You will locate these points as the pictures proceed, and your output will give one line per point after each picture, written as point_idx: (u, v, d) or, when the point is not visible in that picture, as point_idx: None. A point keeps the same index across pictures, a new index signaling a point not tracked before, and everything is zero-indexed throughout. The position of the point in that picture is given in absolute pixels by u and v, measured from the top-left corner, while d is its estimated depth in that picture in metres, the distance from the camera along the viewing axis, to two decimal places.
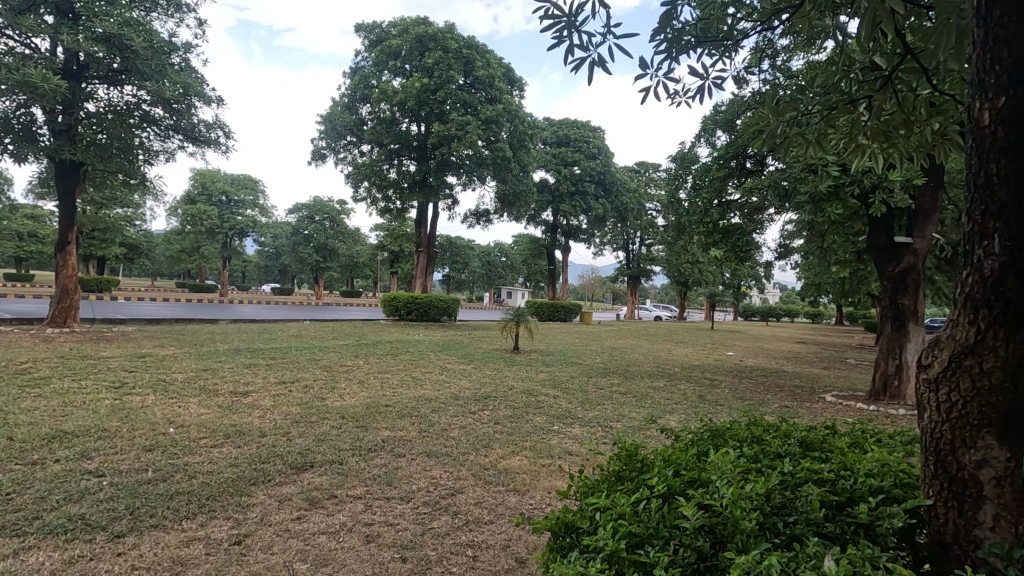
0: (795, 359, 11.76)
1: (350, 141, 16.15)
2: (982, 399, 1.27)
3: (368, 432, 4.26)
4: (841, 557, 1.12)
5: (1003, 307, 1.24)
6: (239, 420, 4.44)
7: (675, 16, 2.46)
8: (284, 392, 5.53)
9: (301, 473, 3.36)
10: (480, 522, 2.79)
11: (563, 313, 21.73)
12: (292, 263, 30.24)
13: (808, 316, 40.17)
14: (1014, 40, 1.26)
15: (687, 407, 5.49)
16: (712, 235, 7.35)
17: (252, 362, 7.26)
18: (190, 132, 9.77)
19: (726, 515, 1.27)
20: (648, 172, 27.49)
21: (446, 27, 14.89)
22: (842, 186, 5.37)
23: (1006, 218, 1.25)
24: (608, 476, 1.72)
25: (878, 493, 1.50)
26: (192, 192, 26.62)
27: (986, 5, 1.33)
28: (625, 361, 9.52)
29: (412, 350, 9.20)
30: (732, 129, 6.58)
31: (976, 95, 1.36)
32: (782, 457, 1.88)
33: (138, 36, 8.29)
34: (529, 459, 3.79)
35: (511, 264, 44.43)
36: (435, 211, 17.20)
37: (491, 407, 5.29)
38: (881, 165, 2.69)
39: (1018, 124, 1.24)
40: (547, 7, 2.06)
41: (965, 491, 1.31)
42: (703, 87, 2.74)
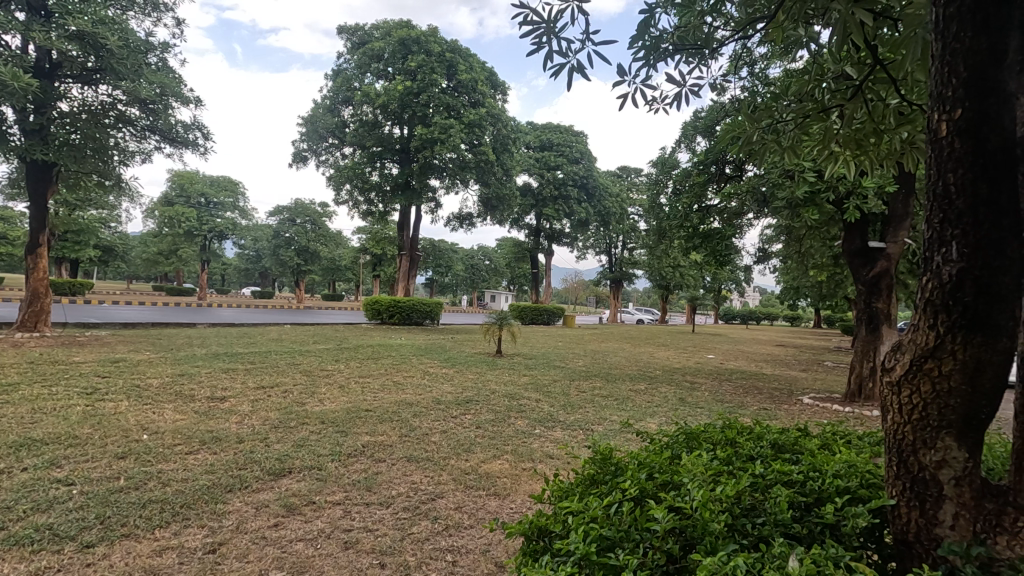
0: (774, 361, 11.94)
1: (332, 143, 16.06)
2: (942, 401, 1.32)
3: (348, 437, 4.22)
4: (805, 557, 1.14)
5: (962, 313, 1.28)
6: (215, 426, 4.37)
7: (653, 23, 2.49)
8: (263, 397, 5.46)
9: (279, 479, 3.31)
10: (459, 527, 2.78)
11: (547, 316, 21.85)
12: (273, 266, 29.93)
13: (786, 317, 40.82)
14: (968, 54, 1.32)
15: (667, 410, 5.55)
16: (692, 239, 7.46)
17: (230, 366, 7.19)
18: (167, 133, 9.67)
19: (696, 518, 1.29)
20: (630, 176, 27.82)
21: (429, 30, 14.89)
22: (818, 192, 5.49)
23: (964, 226, 1.29)
24: (582, 479, 1.72)
25: (845, 493, 1.53)
26: (170, 193, 26.26)
27: (944, 21, 1.38)
28: (606, 364, 9.59)
29: (394, 354, 9.15)
30: (711, 135, 6.65)
31: (933, 105, 1.41)
32: (754, 459, 1.91)
33: (113, 36, 8.11)
34: (511, 463, 3.79)
35: (494, 267, 44.50)
36: (418, 214, 17.19)
37: (473, 411, 5.29)
38: (852, 172, 2.77)
39: (974, 134, 1.29)
40: (526, 12, 2.07)
41: (926, 490, 1.34)
42: (681, 94, 2.79)
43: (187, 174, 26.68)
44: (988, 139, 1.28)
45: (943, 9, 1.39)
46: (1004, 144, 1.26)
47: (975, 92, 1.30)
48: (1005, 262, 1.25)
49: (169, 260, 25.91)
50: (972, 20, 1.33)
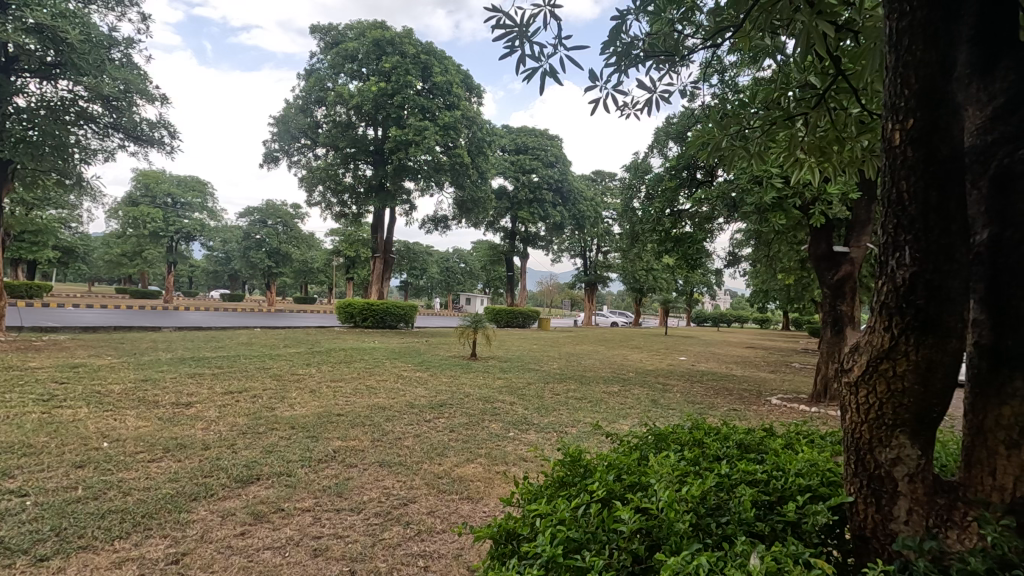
0: (744, 363, 12.21)
1: (304, 144, 15.82)
2: (896, 401, 1.37)
3: (319, 442, 4.15)
4: (765, 554, 1.16)
5: (914, 315, 1.33)
6: (180, 433, 4.24)
7: (625, 29, 2.53)
8: (230, 403, 5.33)
9: (246, 487, 3.23)
10: (432, 532, 2.76)
11: (521, 319, 21.90)
12: (243, 268, 29.30)
13: (756, 320, 41.72)
14: (920, 67, 1.37)
15: (640, 412, 5.60)
16: (665, 243, 7.58)
17: (197, 370, 7.01)
18: (131, 131, 9.43)
19: (662, 518, 1.31)
20: (604, 181, 28.23)
21: (403, 32, 14.80)
22: (785, 198, 5.61)
23: (915, 232, 1.35)
24: (551, 482, 1.72)
25: (806, 491, 1.57)
26: (135, 193, 25.47)
27: (898, 34, 1.44)
28: (581, 367, 9.66)
29: (367, 357, 9.04)
30: (683, 140, 6.77)
31: (888, 116, 1.46)
32: (720, 459, 1.95)
33: (74, 29, 7.79)
34: (484, 466, 3.78)
35: (469, 270, 44.44)
36: (392, 216, 17.07)
37: (447, 415, 5.25)
38: (816, 178, 2.85)
39: (925, 143, 1.35)
40: (499, 16, 2.08)
41: (881, 487, 1.39)
42: (652, 100, 2.83)
43: (153, 173, 25.91)
44: (939, 148, 1.33)
45: (897, 23, 1.45)
46: (953, 153, 1.32)
47: (925, 103, 1.35)
48: (956, 266, 1.30)
49: (133, 261, 25.12)
50: (922, 34, 1.39)
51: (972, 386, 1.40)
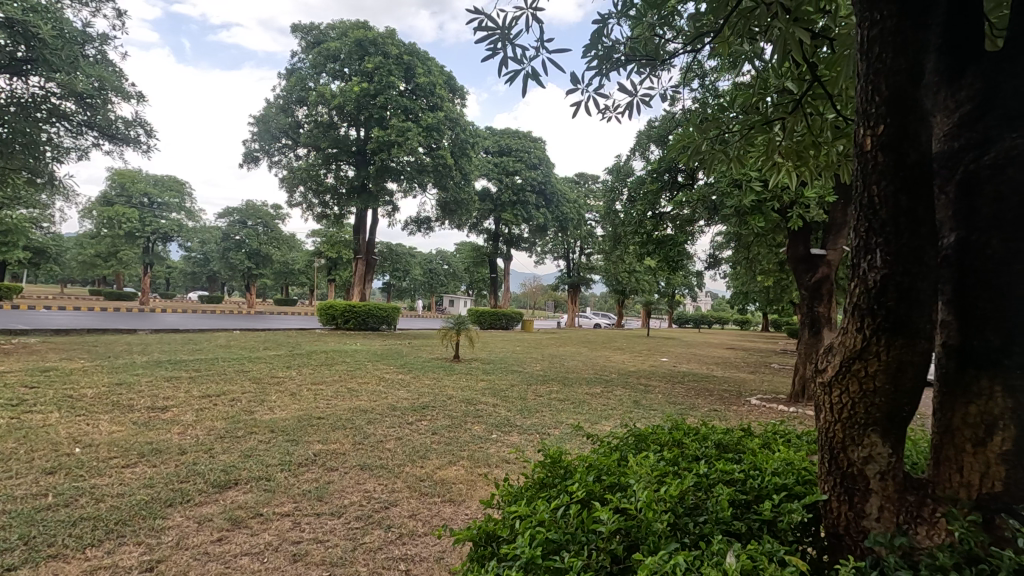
0: (725, 364, 12.36)
1: (285, 144, 15.63)
2: (868, 400, 1.40)
3: (299, 446, 4.10)
4: (741, 553, 1.18)
5: (885, 316, 1.36)
6: (156, 437, 4.16)
7: (606, 33, 2.55)
8: (208, 406, 5.24)
9: (223, 492, 3.18)
10: (413, 535, 2.74)
11: (505, 320, 21.91)
12: (222, 269, 28.83)
13: (736, 322, 42.28)
14: (890, 75, 1.41)
15: (622, 413, 5.64)
16: (646, 245, 7.65)
17: (173, 373, 6.87)
18: (106, 129, 9.23)
19: (640, 518, 1.32)
20: (587, 183, 28.43)
21: (386, 32, 14.73)
22: (764, 201, 5.70)
23: (886, 235, 1.39)
24: (532, 483, 1.73)
25: (782, 490, 1.59)
26: (110, 193, 24.90)
27: (868, 42, 1.48)
28: (564, 368, 9.71)
29: (349, 360, 8.95)
30: (664, 144, 6.84)
31: (860, 122, 1.50)
32: (699, 459, 1.97)
33: (45, 24, 7.53)
34: (467, 468, 3.77)
35: (453, 271, 44.34)
36: (374, 217, 16.97)
37: (430, 417, 5.22)
38: (794, 182, 2.90)
39: (896, 148, 1.38)
40: (481, 18, 2.08)
41: (854, 485, 1.41)
42: (633, 104, 2.86)
43: (129, 172, 25.34)
44: (908, 153, 1.36)
45: (868, 31, 1.49)
46: (921, 158, 1.36)
47: (896, 109, 1.39)
48: (924, 269, 1.33)
49: (108, 262, 24.57)
50: (891, 42, 1.42)
51: (941, 385, 1.43)
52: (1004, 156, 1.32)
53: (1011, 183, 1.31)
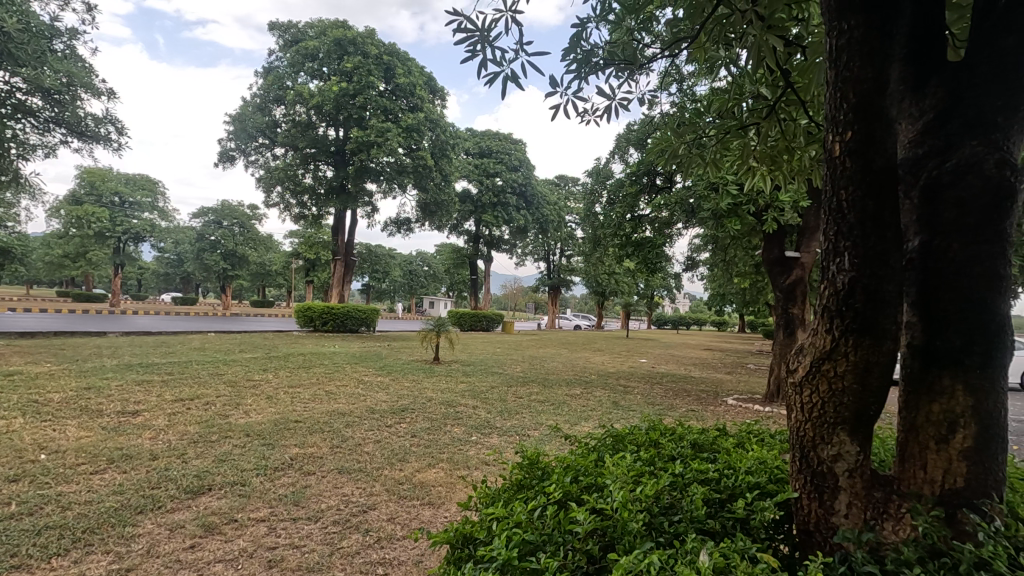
0: (702, 365, 12.54)
1: (262, 143, 15.37)
2: (836, 399, 1.43)
3: (275, 450, 4.04)
4: (714, 551, 1.20)
5: (853, 317, 1.40)
6: (126, 443, 4.05)
7: (584, 37, 2.58)
8: (182, 411, 5.12)
9: (197, 498, 3.11)
10: (391, 538, 2.72)
11: (486, 322, 21.89)
12: (196, 270, 28.24)
13: (713, 323, 43.02)
14: (857, 83, 1.45)
15: (600, 414, 5.68)
16: (625, 247, 7.72)
17: (145, 377, 6.70)
18: (76, 126, 9.00)
19: (616, 518, 1.34)
20: (567, 185, 28.61)
21: (366, 32, 14.62)
22: (740, 204, 5.80)
23: (854, 239, 1.43)
24: (509, 484, 1.73)
25: (754, 488, 1.63)
26: (78, 192, 23.92)
27: (836, 51, 1.53)
28: (544, 369, 9.74)
29: (328, 362, 8.85)
30: (643, 147, 6.92)
31: (828, 128, 1.54)
32: (674, 459, 1.99)
33: (10, 17, 7.09)
34: (446, 471, 3.76)
35: (433, 273, 44.13)
36: (353, 218, 16.83)
37: (409, 420, 5.19)
38: (768, 186, 2.95)
39: (862, 154, 1.42)
40: (460, 20, 2.08)
41: (823, 482, 1.45)
42: (611, 107, 2.88)
43: (98, 171, 24.65)
44: (874, 159, 1.41)
45: (837, 40, 1.53)
46: (887, 164, 1.40)
47: (862, 116, 1.43)
48: (889, 272, 1.37)
49: (77, 263, 23.85)
50: (858, 52, 1.46)
51: (906, 384, 1.48)
52: (965, 163, 1.37)
53: (972, 188, 1.35)
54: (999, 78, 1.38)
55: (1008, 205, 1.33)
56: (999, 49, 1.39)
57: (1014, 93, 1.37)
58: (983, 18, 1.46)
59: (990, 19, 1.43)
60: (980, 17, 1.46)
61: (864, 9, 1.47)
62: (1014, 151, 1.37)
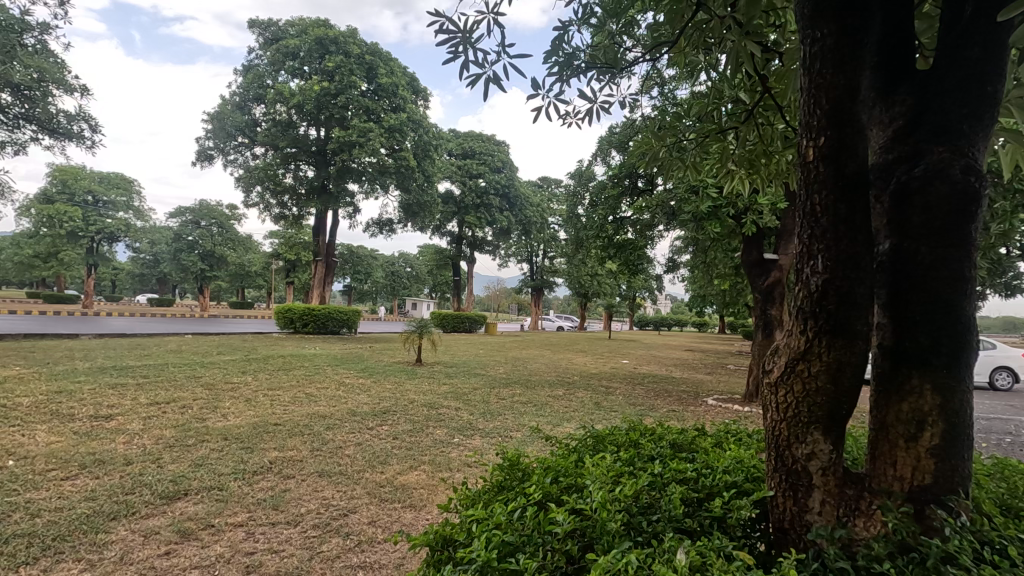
0: (683, 365, 12.68)
1: (241, 143, 15.15)
2: (810, 399, 1.46)
3: (254, 453, 3.98)
4: (691, 549, 1.21)
5: (826, 318, 1.43)
6: (99, 447, 3.96)
7: (566, 40, 2.59)
8: (157, 414, 5.02)
9: (172, 503, 3.05)
10: (372, 542, 2.70)
11: (469, 324, 21.84)
12: (173, 271, 27.69)
13: (694, 324, 43.64)
14: (830, 89, 1.48)
15: (582, 415, 5.72)
16: (607, 249, 7.77)
17: (119, 380, 6.55)
18: (47, 123, 8.79)
19: (595, 518, 1.35)
20: (550, 187, 28.70)
21: (348, 31, 14.52)
22: (719, 207, 5.88)
23: (826, 241, 1.46)
24: (490, 486, 1.73)
25: (732, 487, 1.65)
26: (49, 190, 23.14)
27: (810, 59, 1.56)
28: (527, 371, 9.75)
29: (308, 364, 8.75)
30: (625, 150, 6.97)
31: (803, 133, 1.57)
32: (654, 459, 2.01)
33: None
34: (428, 473, 3.74)
35: (416, 274, 43.90)
36: (335, 219, 16.67)
37: (390, 422, 5.14)
38: (747, 189, 3.00)
39: (835, 159, 1.46)
40: (442, 21, 2.08)
41: (798, 481, 1.47)
42: (593, 110, 2.90)
43: (70, 169, 23.98)
44: (846, 165, 1.44)
45: (810, 47, 1.57)
46: (858, 170, 1.44)
47: (835, 122, 1.46)
48: (861, 275, 1.41)
49: (48, 263, 23.19)
50: (831, 59, 1.50)
51: (877, 384, 1.51)
52: (933, 169, 1.41)
53: (938, 194, 1.39)
54: (965, 86, 1.42)
55: (973, 210, 1.37)
56: (964, 60, 1.43)
57: (979, 102, 1.41)
58: (948, 30, 1.50)
59: (956, 30, 1.47)
60: (947, 28, 1.50)
61: (836, 18, 1.50)
62: (980, 158, 1.41)
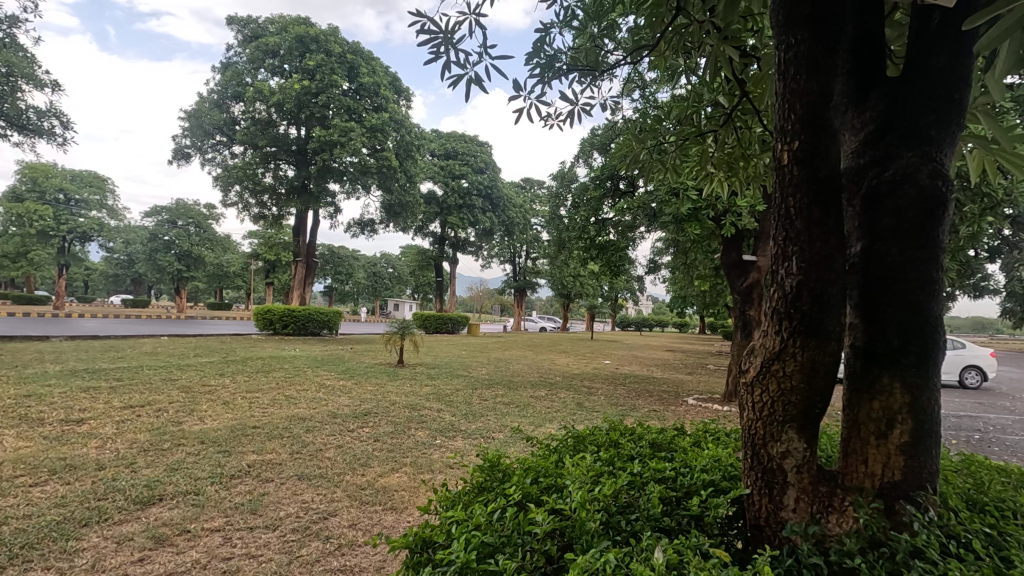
0: (663, 365, 12.80)
1: (219, 141, 14.90)
2: (785, 399, 1.48)
3: (232, 457, 3.92)
4: (669, 547, 1.22)
5: (800, 318, 1.46)
6: (70, 452, 3.85)
7: (548, 42, 2.60)
8: (131, 418, 4.91)
9: (146, 509, 2.98)
10: (352, 545, 2.67)
11: (451, 325, 21.75)
12: (148, 271, 27.11)
13: (675, 324, 44.16)
14: (804, 95, 1.51)
15: (564, 415, 5.75)
16: (590, 250, 7.81)
17: (91, 384, 6.38)
18: (15, 119, 8.54)
19: (574, 518, 1.35)
20: (533, 188, 28.76)
21: (329, 30, 14.39)
22: (699, 209, 5.96)
23: (801, 244, 1.49)
24: (470, 488, 1.72)
25: (709, 486, 1.68)
26: (19, 187, 22.71)
27: (785, 64, 1.59)
28: (509, 372, 9.74)
29: (288, 366, 8.63)
30: (606, 151, 7.02)
31: (777, 137, 1.60)
32: (633, 459, 2.02)
33: None
34: (409, 475, 3.72)
35: (398, 275, 43.60)
36: (315, 219, 16.50)
37: (371, 424, 5.10)
38: (725, 191, 3.04)
39: (809, 163, 1.49)
40: (423, 21, 2.08)
41: (773, 479, 1.49)
42: (574, 112, 2.92)
43: (41, 167, 23.29)
44: (820, 168, 1.48)
45: (785, 53, 1.60)
46: (831, 174, 1.47)
47: (808, 127, 1.50)
48: (834, 276, 1.44)
49: (16, 263, 22.53)
50: (806, 64, 1.53)
51: (849, 383, 1.54)
52: (903, 173, 1.44)
53: (908, 198, 1.43)
54: (933, 93, 1.47)
55: (940, 214, 1.42)
56: (931, 68, 1.48)
57: (946, 108, 1.46)
58: (917, 38, 1.55)
59: (923, 39, 1.51)
60: (916, 36, 1.55)
61: (809, 25, 1.53)
62: (947, 162, 1.45)
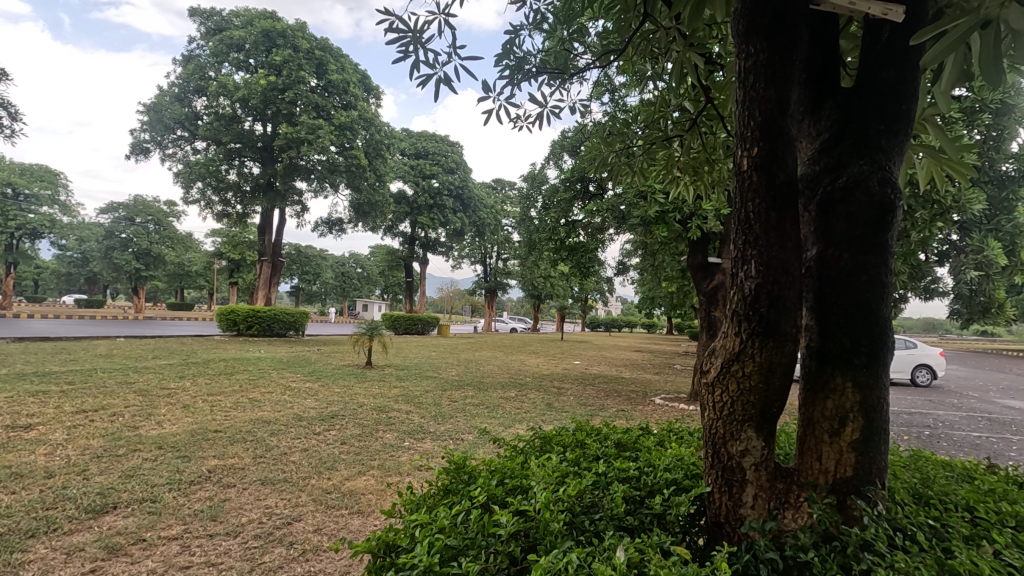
0: (632, 365, 13.00)
1: (180, 137, 14.38)
2: (744, 398, 1.52)
3: (191, 462, 3.79)
4: (630, 546, 1.24)
5: (758, 320, 1.50)
6: (15, 460, 3.67)
7: (517, 44, 2.61)
8: (84, 423, 4.71)
9: (99, 517, 2.87)
10: (317, 550, 2.63)
11: (421, 326, 21.55)
12: (104, 270, 26.00)
13: (643, 324, 45.06)
14: (762, 103, 1.56)
15: (533, 416, 5.77)
16: (560, 251, 7.87)
17: (40, 388, 6.08)
18: None
19: (538, 519, 1.36)
20: (504, 189, 28.76)
21: (295, 25, 14.10)
22: (667, 212, 6.05)
23: (759, 247, 1.53)
24: (436, 490, 1.71)
25: (671, 485, 1.71)
26: None
27: (744, 72, 1.63)
28: (480, 372, 9.71)
29: (252, 368, 8.39)
30: (576, 153, 7.08)
31: (738, 144, 1.64)
32: (598, 458, 2.05)
33: None
34: (376, 478, 3.68)
35: (367, 275, 42.99)
36: (282, 217, 16.13)
37: (338, 427, 5.01)
38: (689, 193, 3.10)
39: (767, 169, 1.54)
40: (392, 21, 2.07)
41: (732, 476, 1.52)
42: (543, 114, 2.94)
43: None
44: (777, 174, 1.53)
45: (744, 62, 1.64)
46: (787, 180, 1.53)
47: (767, 134, 1.55)
48: (790, 279, 1.49)
49: None
50: (764, 74, 1.57)
51: (805, 383, 1.58)
52: (853, 180, 1.50)
53: (860, 204, 1.49)
54: (884, 103, 1.53)
55: (890, 219, 1.48)
56: (881, 79, 1.54)
57: (895, 119, 1.53)
58: (868, 51, 1.61)
59: (874, 51, 1.58)
60: (867, 49, 1.62)
61: (767, 35, 1.58)
62: (895, 170, 1.52)
